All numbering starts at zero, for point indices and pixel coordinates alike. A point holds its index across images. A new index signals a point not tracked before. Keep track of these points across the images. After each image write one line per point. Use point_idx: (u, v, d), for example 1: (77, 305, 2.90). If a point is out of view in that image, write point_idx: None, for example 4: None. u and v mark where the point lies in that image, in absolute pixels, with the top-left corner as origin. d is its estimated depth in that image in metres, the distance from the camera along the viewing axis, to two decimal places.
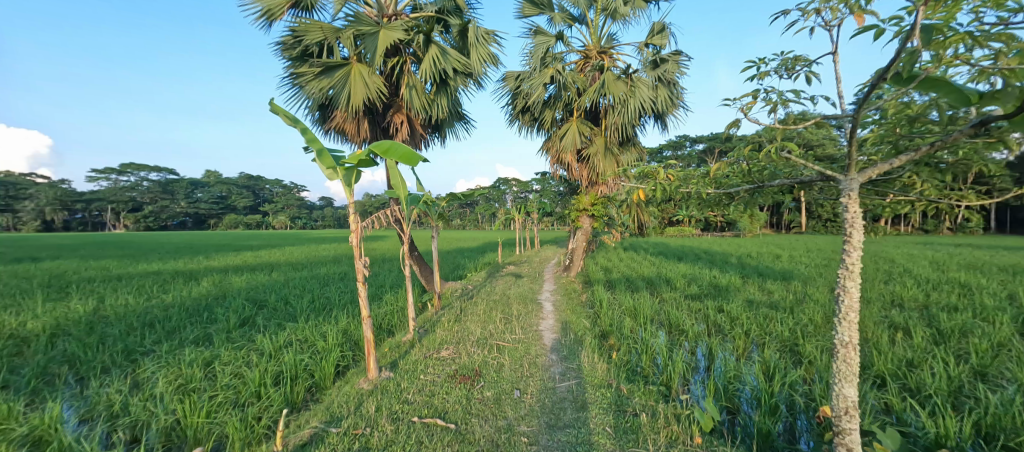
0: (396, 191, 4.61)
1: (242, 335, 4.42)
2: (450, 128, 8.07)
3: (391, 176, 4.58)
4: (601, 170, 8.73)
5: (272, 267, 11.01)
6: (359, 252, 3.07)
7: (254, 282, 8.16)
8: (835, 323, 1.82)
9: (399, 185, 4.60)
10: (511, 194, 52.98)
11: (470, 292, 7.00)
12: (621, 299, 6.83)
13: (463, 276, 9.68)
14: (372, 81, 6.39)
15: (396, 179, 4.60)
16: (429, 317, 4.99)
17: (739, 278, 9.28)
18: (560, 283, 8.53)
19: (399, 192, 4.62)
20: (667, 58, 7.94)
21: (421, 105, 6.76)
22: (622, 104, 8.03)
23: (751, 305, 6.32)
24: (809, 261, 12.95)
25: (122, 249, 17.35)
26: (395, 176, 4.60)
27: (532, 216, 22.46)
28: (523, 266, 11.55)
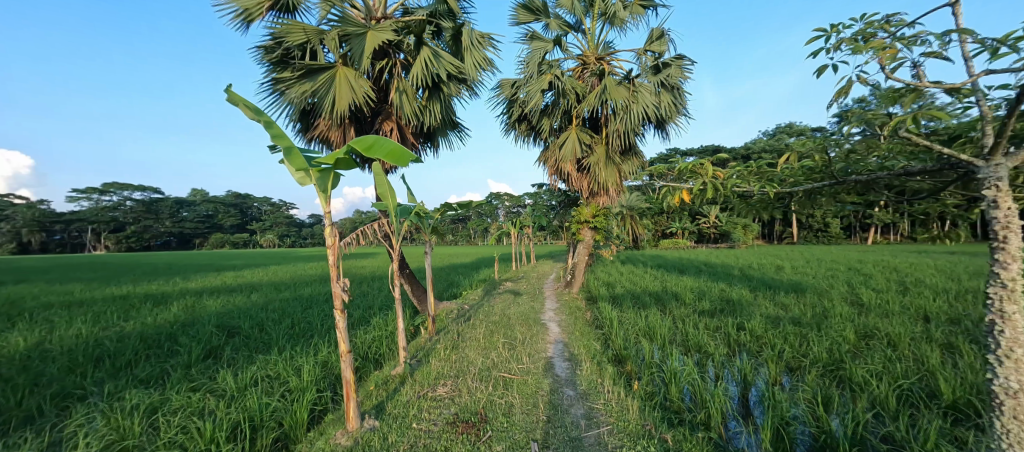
0: (383, 201, 4.06)
1: (203, 371, 3.80)
2: (443, 137, 7.60)
3: (378, 184, 4.04)
4: (603, 180, 8.29)
5: (252, 288, 10.31)
6: (338, 274, 2.49)
7: (230, 306, 7.49)
8: (998, 365, 1.86)
9: (386, 194, 4.07)
10: (504, 209, 52.52)
11: (467, 313, 6.42)
12: (631, 317, 6.31)
13: (458, 294, 9.08)
14: (359, 84, 5.92)
15: (383, 187, 4.05)
16: (422, 344, 4.43)
17: (748, 292, 8.84)
18: (562, 300, 7.99)
19: (387, 201, 4.06)
20: (670, 63, 7.61)
21: (413, 111, 6.28)
22: (624, 110, 7.66)
23: (773, 321, 5.82)
24: (815, 272, 12.53)
25: (98, 272, 16.50)
26: (382, 184, 4.05)
27: (526, 231, 21.94)
28: (519, 282, 11.01)
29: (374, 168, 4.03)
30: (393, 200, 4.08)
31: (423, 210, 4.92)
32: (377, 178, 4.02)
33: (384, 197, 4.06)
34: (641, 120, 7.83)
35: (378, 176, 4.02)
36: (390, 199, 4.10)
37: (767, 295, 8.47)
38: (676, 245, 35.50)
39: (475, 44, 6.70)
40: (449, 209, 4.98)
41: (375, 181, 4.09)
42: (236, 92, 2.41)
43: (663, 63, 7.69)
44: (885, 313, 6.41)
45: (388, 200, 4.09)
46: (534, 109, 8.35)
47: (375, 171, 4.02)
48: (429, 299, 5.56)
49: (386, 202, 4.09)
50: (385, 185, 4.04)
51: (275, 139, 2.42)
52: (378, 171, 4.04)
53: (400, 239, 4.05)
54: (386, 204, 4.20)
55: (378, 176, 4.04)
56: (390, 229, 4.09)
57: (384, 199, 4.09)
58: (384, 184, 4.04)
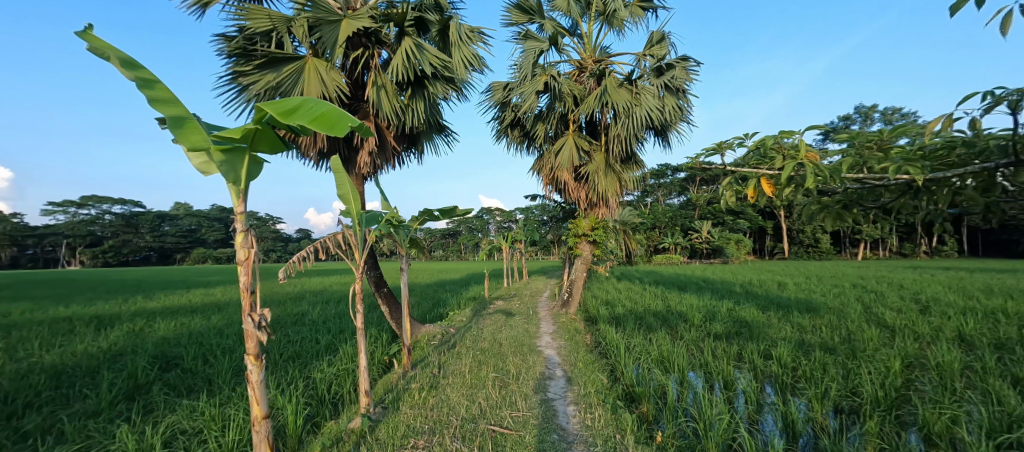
0: (345, 206, 3.30)
1: (105, 427, 2.94)
2: (428, 141, 6.91)
3: (338, 186, 3.29)
4: (603, 189, 7.65)
5: (218, 308, 9.35)
6: (250, 304, 1.72)
7: (182, 330, 6.58)
8: None
9: (349, 198, 3.31)
10: (495, 224, 51.96)
11: (452, 338, 5.62)
12: (638, 341, 5.58)
13: (444, 315, 8.24)
14: (330, 77, 5.19)
15: (346, 189, 3.31)
16: (394, 382, 3.63)
17: (758, 311, 8.18)
18: (559, 322, 7.23)
19: (348, 207, 3.29)
20: (674, 64, 7.07)
21: (393, 109, 5.55)
22: (626, 114, 7.07)
23: (800, 347, 5.14)
24: (820, 289, 11.94)
25: (57, 289, 15.28)
26: (344, 187, 3.30)
27: (518, 246, 21.20)
28: (511, 300, 10.22)
29: (334, 166, 3.31)
30: (356, 206, 3.34)
31: (396, 218, 4.15)
32: (337, 179, 3.28)
33: (346, 202, 3.30)
34: (644, 124, 7.23)
35: (339, 176, 3.29)
36: (354, 203, 3.35)
37: (780, 315, 7.80)
38: (670, 261, 35.01)
39: (462, 38, 6.06)
40: (429, 217, 4.21)
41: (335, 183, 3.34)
42: (98, 38, 1.63)
43: (667, 64, 7.13)
44: (918, 337, 5.78)
45: (352, 205, 3.34)
46: (528, 114, 7.73)
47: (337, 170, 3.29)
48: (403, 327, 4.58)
49: (348, 208, 3.33)
50: (349, 187, 3.30)
51: (159, 106, 1.67)
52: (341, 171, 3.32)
53: (364, 252, 3.25)
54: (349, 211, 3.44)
55: (339, 177, 3.31)
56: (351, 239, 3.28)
57: (346, 205, 3.33)
58: (347, 186, 3.29)
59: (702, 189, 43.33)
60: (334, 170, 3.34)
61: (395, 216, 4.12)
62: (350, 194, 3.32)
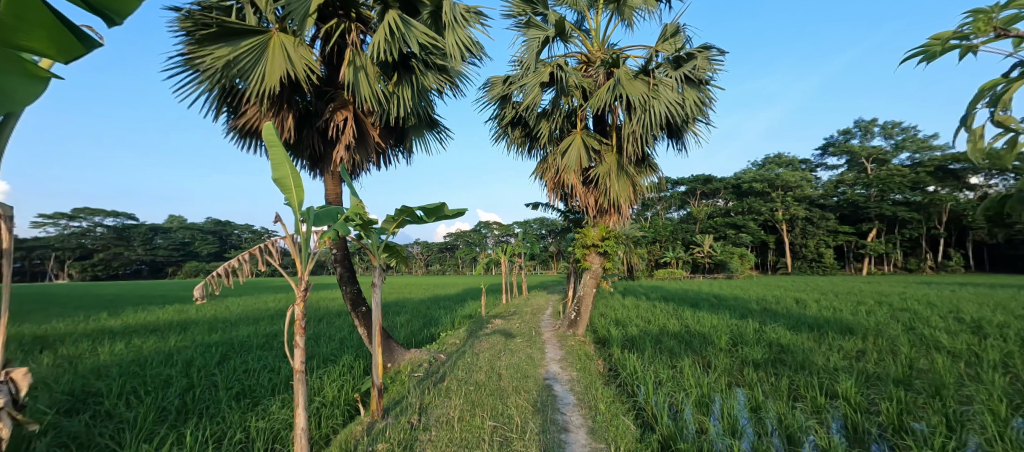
0: (284, 196, 2.65)
1: None
2: (417, 138, 6.11)
3: (274, 169, 2.62)
4: (615, 194, 6.80)
5: (185, 328, 8.38)
6: None
7: (128, 356, 5.63)
8: None
9: (289, 187, 2.66)
10: (494, 238, 51.21)
11: (441, 368, 4.69)
12: (664, 372, 4.68)
13: (436, 337, 7.31)
14: (298, 54, 4.38)
15: (284, 173, 2.64)
16: (356, 439, 2.73)
17: (788, 332, 7.31)
18: (566, 345, 6.32)
19: (287, 199, 2.63)
20: (695, 53, 6.29)
21: (373, 95, 4.73)
22: (642, 109, 6.25)
23: (865, 383, 4.24)
24: (845, 307, 10.99)
25: (27, 303, 14.19)
26: (282, 170, 2.63)
27: (518, 260, 20.24)
28: (511, 319, 9.26)
29: (268, 141, 2.60)
30: (298, 197, 2.67)
31: (361, 218, 3.28)
32: (273, 160, 2.62)
33: (284, 190, 2.64)
34: (661, 121, 6.41)
35: (275, 158, 2.62)
36: (297, 193, 2.69)
37: (817, 337, 6.90)
38: (673, 276, 34.03)
39: (455, 18, 5.25)
40: (406, 216, 3.35)
41: (271, 164, 2.67)
42: None
43: (686, 54, 6.37)
44: (994, 366, 4.90)
45: (293, 197, 2.68)
46: (531, 110, 6.92)
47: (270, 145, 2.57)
48: (373, 340, 3.39)
49: (288, 200, 2.67)
50: (289, 172, 2.64)
51: None
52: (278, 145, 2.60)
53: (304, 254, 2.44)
54: (292, 202, 2.78)
55: (275, 157, 2.62)
56: (289, 237, 2.45)
57: (286, 194, 2.67)
58: (286, 169, 2.63)
59: (703, 203, 42.68)
60: (270, 146, 2.64)
61: (361, 213, 3.31)
62: (291, 180, 2.67)
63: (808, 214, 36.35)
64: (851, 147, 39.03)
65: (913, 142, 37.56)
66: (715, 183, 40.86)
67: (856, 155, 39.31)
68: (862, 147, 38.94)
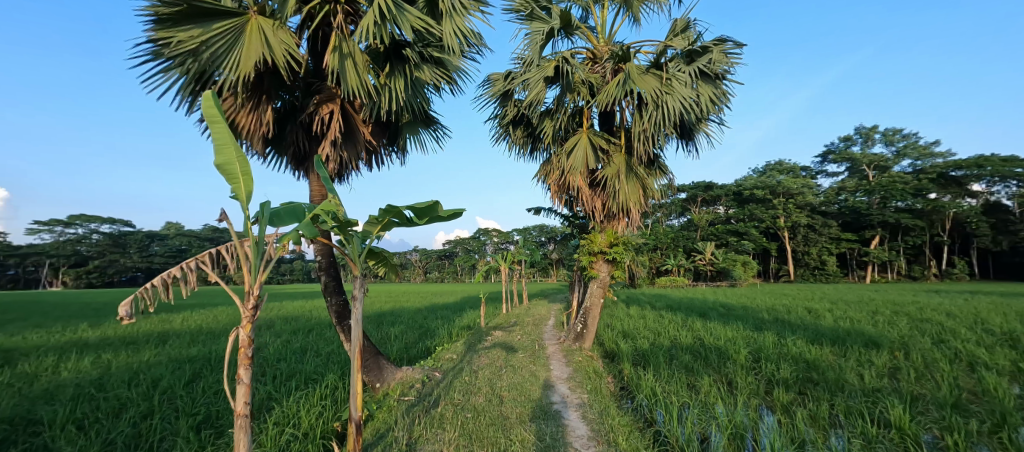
0: (228, 184, 2.33)
1: None
2: (412, 136, 5.66)
3: (217, 153, 2.31)
4: (625, 197, 6.34)
5: (164, 341, 7.84)
6: None
7: (92, 374, 5.12)
8: None
9: (235, 174, 2.35)
10: (493, 246, 50.75)
11: (435, 390, 4.21)
12: (684, 397, 4.18)
13: (432, 351, 6.81)
14: (277, 38, 3.93)
15: (229, 156, 2.33)
16: None
17: (808, 345, 6.84)
18: (573, 360, 5.83)
19: (232, 187, 2.31)
20: (711, 47, 5.86)
21: (362, 85, 4.28)
22: (654, 104, 5.80)
23: (910, 407, 3.77)
24: (859, 317, 10.53)
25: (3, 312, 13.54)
26: (226, 153, 2.32)
27: (517, 267, 19.72)
28: (512, 330, 8.75)
29: (209, 120, 2.30)
30: (245, 186, 2.35)
31: (337, 214, 2.79)
32: (216, 141, 2.31)
33: (230, 179, 2.32)
34: (675, 118, 5.94)
35: (218, 140, 2.29)
36: (245, 181, 2.38)
37: (841, 352, 6.41)
38: (675, 284, 33.59)
39: (454, 6, 4.81)
40: (391, 218, 2.90)
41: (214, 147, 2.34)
42: None
43: (700, 47, 5.95)
44: None
45: (240, 185, 2.37)
46: (534, 109, 6.50)
47: (213, 123, 2.26)
48: (351, 361, 2.77)
49: (234, 190, 2.35)
50: (233, 155, 2.33)
51: None
52: (221, 123, 2.28)
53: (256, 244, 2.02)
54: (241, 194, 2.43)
55: (219, 139, 2.32)
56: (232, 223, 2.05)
57: (231, 183, 2.35)
58: (230, 151, 2.33)
59: (704, 210, 42.29)
60: (213, 128, 2.35)
61: (340, 213, 2.82)
62: (237, 165, 2.36)
63: (810, 221, 35.97)
64: (852, 154, 38.78)
65: (915, 148, 37.32)
66: (716, 190, 40.50)
67: (857, 162, 39.05)
68: (864, 154, 38.70)
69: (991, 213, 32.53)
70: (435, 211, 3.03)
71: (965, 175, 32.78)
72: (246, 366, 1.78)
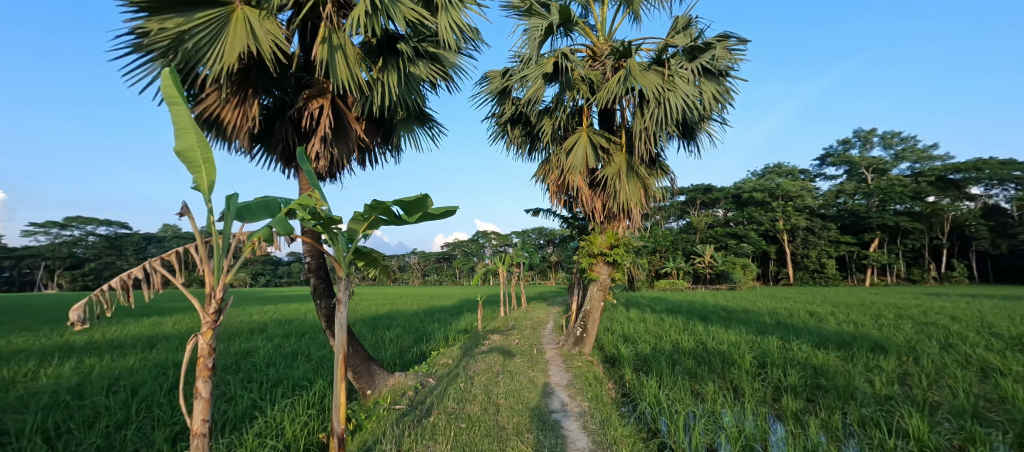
0: (189, 171, 2.19)
1: None
2: (406, 133, 5.49)
3: (176, 138, 2.17)
4: (625, 197, 6.18)
5: (152, 345, 7.63)
6: None
7: (72, 380, 4.92)
8: None
9: (197, 161, 2.21)
10: (492, 248, 50.56)
11: (428, 398, 4.02)
12: (688, 406, 4.00)
13: (427, 355, 6.62)
14: (264, 29, 3.76)
15: (190, 141, 2.19)
16: None
17: (814, 350, 6.66)
18: (571, 366, 5.66)
19: (192, 175, 2.17)
20: (714, 43, 5.70)
21: (352, 79, 4.10)
22: (655, 102, 5.64)
23: (922, 415, 3.61)
24: (863, 321, 10.35)
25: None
26: (186, 138, 2.18)
27: (516, 270, 19.53)
28: (510, 334, 8.56)
29: (169, 103, 2.17)
30: (207, 175, 2.21)
31: (313, 210, 2.65)
32: (176, 125, 2.17)
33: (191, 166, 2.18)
34: (677, 116, 5.78)
35: (180, 124, 2.16)
36: (208, 170, 2.24)
37: (848, 358, 6.22)
38: (674, 287, 33.41)
39: None
40: (377, 215, 2.74)
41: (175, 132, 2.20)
42: None
43: (703, 44, 5.79)
44: None
45: (202, 174, 2.23)
46: (532, 106, 6.34)
47: (172, 104, 2.12)
48: (335, 371, 2.56)
49: (196, 180, 2.22)
50: (195, 141, 2.20)
51: None
52: (182, 106, 2.15)
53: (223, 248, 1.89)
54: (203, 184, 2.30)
55: (178, 123, 2.19)
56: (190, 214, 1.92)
57: (192, 171, 2.21)
58: (192, 136, 2.19)
59: (704, 213, 42.19)
60: (174, 112, 2.22)
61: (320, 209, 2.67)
62: (199, 151, 2.22)
63: (809, 224, 35.88)
64: (851, 157, 38.75)
65: (913, 152, 37.30)
66: (715, 193, 40.42)
67: (856, 166, 39.02)
68: (863, 157, 38.66)
69: (990, 216, 32.48)
70: (424, 207, 2.88)
71: (964, 178, 32.73)
72: (206, 382, 1.73)
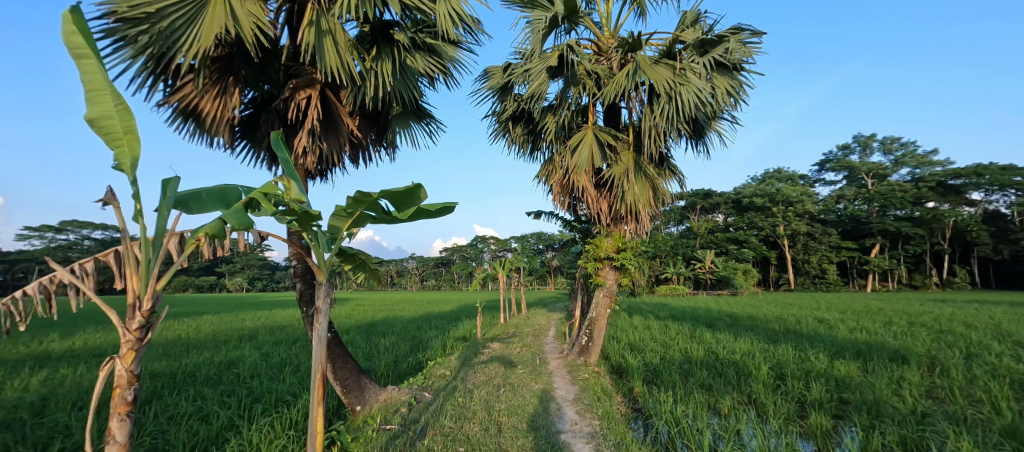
0: (108, 144, 1.90)
1: None
2: (402, 130, 5.16)
3: (89, 103, 1.85)
4: (633, 198, 5.85)
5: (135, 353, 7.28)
6: None
7: (40, 393, 4.55)
8: None
9: (118, 132, 1.92)
10: (490, 253, 50.27)
11: (423, 415, 3.66)
12: (705, 425, 3.66)
13: (424, 365, 6.27)
14: (245, 9, 3.43)
15: (106, 107, 1.88)
16: None
17: (830, 360, 6.33)
18: (576, 377, 5.31)
19: (111, 148, 1.88)
20: (728, 35, 5.40)
21: (342, 68, 3.77)
22: (666, 96, 5.33)
23: (962, 435, 3.29)
24: (874, 329, 10.02)
25: None
26: (101, 102, 1.87)
27: (515, 275, 19.19)
28: (510, 342, 8.21)
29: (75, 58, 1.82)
30: (131, 149, 1.93)
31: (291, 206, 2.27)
32: (86, 87, 1.84)
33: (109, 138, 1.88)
34: (688, 113, 5.47)
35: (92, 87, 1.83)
36: (131, 143, 1.96)
37: (869, 369, 5.89)
38: (675, 292, 33.04)
39: None
40: (364, 210, 2.42)
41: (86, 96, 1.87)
42: None
43: (716, 37, 5.49)
44: None
45: (124, 148, 1.93)
46: (535, 103, 6.03)
47: (78, 58, 1.80)
48: (313, 389, 2.19)
49: (117, 155, 1.93)
50: (113, 107, 1.90)
51: None
52: (92, 61, 1.84)
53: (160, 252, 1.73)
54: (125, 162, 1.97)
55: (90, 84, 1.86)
56: (113, 204, 1.73)
57: (112, 145, 1.91)
58: (109, 100, 1.89)
59: (704, 218, 41.95)
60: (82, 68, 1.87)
61: (293, 204, 2.33)
62: (118, 119, 1.92)
63: (810, 229, 35.65)
64: (851, 162, 38.61)
65: (913, 157, 37.17)
66: (715, 198, 40.19)
67: (856, 171, 38.85)
68: (863, 163, 38.54)
69: (991, 222, 32.30)
70: (417, 199, 2.60)
71: (964, 184, 32.61)
72: (122, 420, 1.61)
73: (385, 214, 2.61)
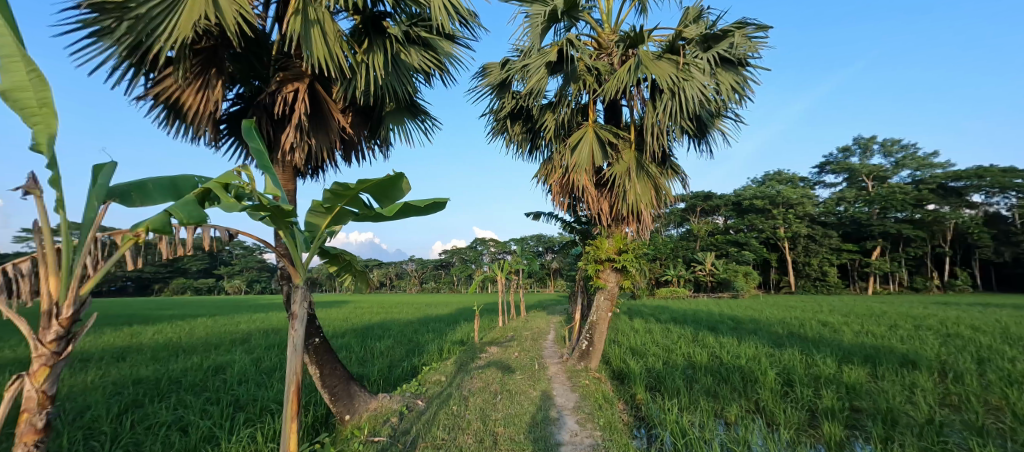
0: (24, 120, 1.72)
1: None
2: (396, 127, 4.98)
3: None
4: (635, 197, 5.67)
5: (122, 357, 7.07)
6: None
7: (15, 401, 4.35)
8: None
9: (32, 105, 1.75)
10: (489, 255, 50.08)
11: (415, 426, 3.47)
12: (711, 436, 3.47)
13: (418, 371, 6.06)
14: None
15: (20, 76, 1.72)
16: None
17: (837, 364, 6.14)
18: (575, 383, 5.12)
19: (27, 123, 1.70)
20: (732, 30, 5.23)
21: (331, 60, 3.59)
22: (669, 92, 5.16)
23: (983, 449, 3.09)
24: (878, 332, 9.84)
25: None
26: (15, 70, 1.71)
27: (514, 278, 18.99)
28: (508, 346, 8.01)
29: None
30: (51, 125, 1.77)
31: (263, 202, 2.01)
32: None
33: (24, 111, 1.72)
34: (692, 110, 5.30)
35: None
36: (50, 120, 1.79)
37: (878, 374, 5.68)
38: (676, 295, 32.83)
39: None
40: (344, 206, 2.30)
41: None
42: None
43: (720, 31, 5.31)
44: None
45: (42, 125, 1.76)
46: (535, 100, 5.84)
47: None
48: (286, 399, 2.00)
49: (34, 134, 1.74)
50: (27, 76, 1.74)
51: None
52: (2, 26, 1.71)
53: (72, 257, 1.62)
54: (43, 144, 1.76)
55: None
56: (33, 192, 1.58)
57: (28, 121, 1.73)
58: (22, 69, 1.73)
59: (704, 220, 41.77)
60: None
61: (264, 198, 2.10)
62: (33, 91, 1.77)
63: (811, 231, 35.49)
64: (851, 164, 38.46)
65: (913, 159, 37.03)
66: (715, 200, 40.03)
67: (856, 173, 38.73)
68: (863, 165, 38.43)
69: (992, 224, 32.16)
70: (398, 190, 2.48)
71: (965, 186, 32.50)
72: (29, 451, 1.50)
73: (366, 209, 2.48)
